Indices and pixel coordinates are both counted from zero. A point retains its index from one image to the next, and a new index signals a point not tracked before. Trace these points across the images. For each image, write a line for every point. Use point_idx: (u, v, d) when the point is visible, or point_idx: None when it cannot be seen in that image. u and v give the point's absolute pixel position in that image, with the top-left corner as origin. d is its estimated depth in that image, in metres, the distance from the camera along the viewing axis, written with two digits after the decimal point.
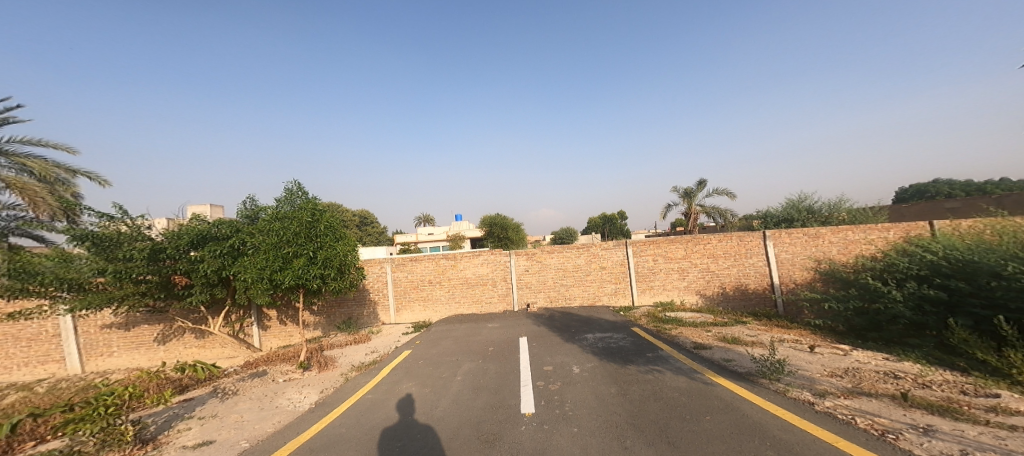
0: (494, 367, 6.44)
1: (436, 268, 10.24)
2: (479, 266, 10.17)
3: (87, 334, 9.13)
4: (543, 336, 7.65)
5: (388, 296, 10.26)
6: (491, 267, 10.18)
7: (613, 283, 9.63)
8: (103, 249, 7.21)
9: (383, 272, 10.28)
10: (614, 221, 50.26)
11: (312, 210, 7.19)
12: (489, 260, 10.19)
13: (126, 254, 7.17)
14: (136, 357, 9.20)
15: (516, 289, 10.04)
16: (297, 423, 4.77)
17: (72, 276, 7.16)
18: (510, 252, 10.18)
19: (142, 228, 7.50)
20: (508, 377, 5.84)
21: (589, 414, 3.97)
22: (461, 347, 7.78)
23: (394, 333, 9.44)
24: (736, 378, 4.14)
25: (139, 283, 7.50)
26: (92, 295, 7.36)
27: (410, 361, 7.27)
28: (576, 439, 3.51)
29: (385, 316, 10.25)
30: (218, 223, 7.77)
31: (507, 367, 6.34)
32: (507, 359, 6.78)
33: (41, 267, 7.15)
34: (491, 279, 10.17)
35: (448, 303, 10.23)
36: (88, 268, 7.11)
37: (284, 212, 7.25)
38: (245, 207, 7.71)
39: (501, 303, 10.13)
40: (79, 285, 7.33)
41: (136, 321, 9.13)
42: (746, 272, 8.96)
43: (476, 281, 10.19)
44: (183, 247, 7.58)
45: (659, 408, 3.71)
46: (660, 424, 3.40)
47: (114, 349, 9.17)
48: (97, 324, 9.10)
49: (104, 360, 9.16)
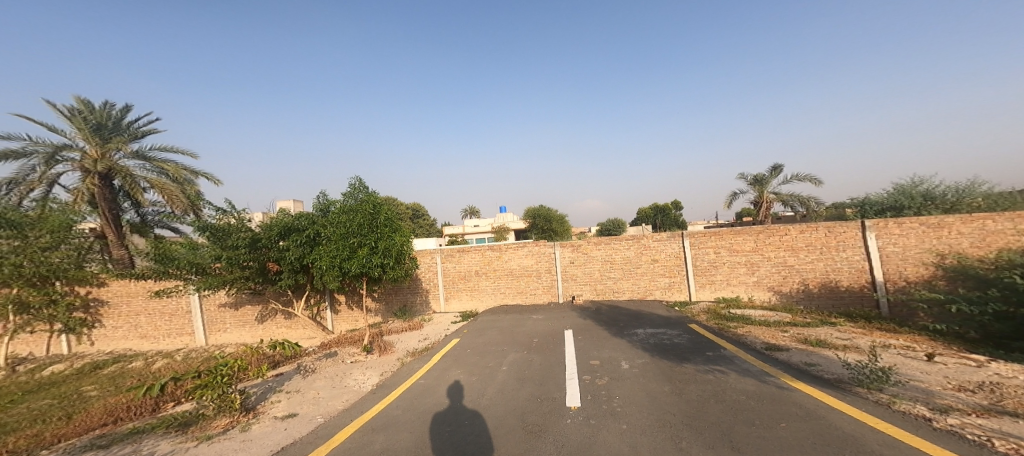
0: (539, 359, 6.44)
1: (483, 259, 10.37)
2: (523, 258, 10.18)
3: (209, 311, 10.15)
4: (589, 329, 7.56)
5: (438, 285, 10.52)
6: (535, 258, 10.15)
7: (667, 276, 9.30)
8: (219, 238, 7.95)
9: (433, 263, 10.55)
10: (665, 213, 48.58)
11: (373, 204, 7.49)
12: (532, 251, 10.16)
13: (237, 241, 7.92)
14: (244, 334, 10.13)
15: (562, 281, 9.96)
16: (361, 403, 5.02)
17: (198, 262, 8.15)
18: (555, 243, 10.09)
19: (246, 220, 8.22)
20: (554, 369, 5.83)
21: (640, 412, 3.86)
22: (507, 338, 7.84)
23: (444, 321, 9.70)
24: (823, 385, 3.84)
25: (243, 269, 8.27)
26: (212, 278, 8.32)
27: (458, 350, 7.41)
28: (624, 436, 3.43)
29: (435, 305, 10.53)
30: (299, 216, 8.23)
31: (552, 359, 6.32)
32: (552, 351, 6.75)
33: (177, 253, 8.37)
34: (535, 270, 10.16)
35: (493, 293, 10.35)
36: (209, 255, 8.00)
37: (349, 205, 7.54)
38: (317, 200, 8.06)
39: (546, 295, 10.09)
40: (204, 269, 8.30)
41: (243, 301, 10.00)
42: (835, 267, 8.25)
43: (521, 273, 10.21)
44: (276, 235, 8.22)
45: (721, 410, 3.53)
46: (723, 427, 3.22)
47: (227, 325, 10.13)
48: (216, 302, 10.06)
49: (221, 335, 10.16)
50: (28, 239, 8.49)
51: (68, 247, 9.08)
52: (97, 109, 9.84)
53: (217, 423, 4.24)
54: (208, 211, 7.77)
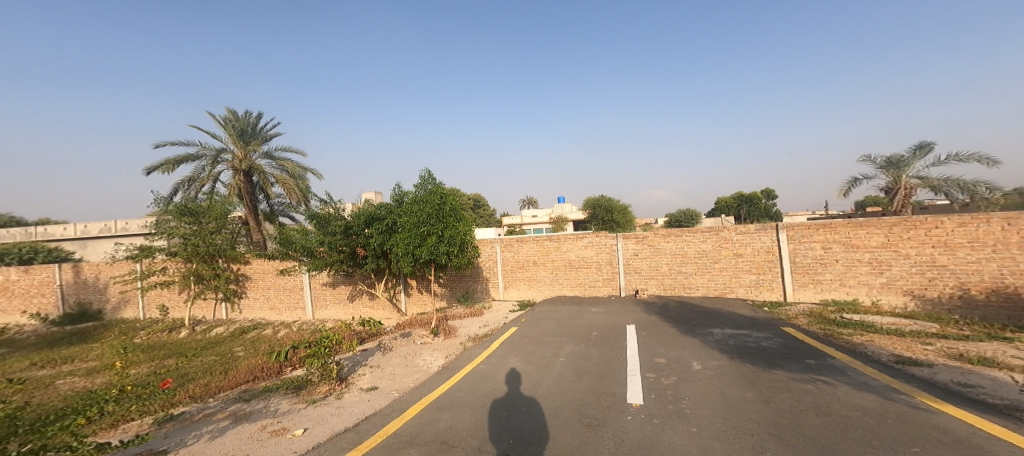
0: (597, 352, 6.26)
1: (541, 249, 10.31)
2: (583, 249, 9.96)
3: (316, 288, 12.98)
4: (653, 325, 7.24)
5: (498, 274, 10.63)
6: (596, 249, 9.88)
7: (753, 273, 8.54)
8: (324, 225, 9.73)
9: (493, 252, 10.66)
10: (754, 201, 45.29)
11: (440, 195, 7.67)
12: (593, 243, 9.90)
13: (336, 228, 9.66)
14: (339, 309, 12.86)
15: (624, 274, 9.62)
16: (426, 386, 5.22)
17: (309, 244, 9.97)
18: (617, 235, 9.74)
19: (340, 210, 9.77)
20: (613, 364, 5.64)
21: (712, 416, 3.59)
22: (564, 329, 7.74)
23: (504, 309, 9.79)
24: (982, 410, 3.30)
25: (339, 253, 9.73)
26: (320, 259, 10.03)
27: (516, 338, 7.44)
28: (693, 439, 3.21)
29: (495, 292, 10.69)
30: (380, 206, 9.19)
31: (611, 354, 6.11)
32: (611, 345, 6.53)
33: (297, 237, 10.28)
34: (594, 261, 9.91)
35: (551, 284, 10.25)
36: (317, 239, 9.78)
37: (419, 196, 7.85)
38: (392, 191, 8.62)
39: (606, 287, 9.81)
40: (314, 251, 10.08)
41: (338, 282, 12.63)
42: (1020, 270, 6.45)
43: (580, 264, 10.01)
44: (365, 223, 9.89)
45: (819, 424, 3.18)
46: (821, 443, 2.89)
47: (327, 302, 12.96)
48: (320, 282, 12.84)
49: (323, 309, 13.04)
50: (202, 224, 12.48)
51: (225, 232, 13.05)
52: (241, 121, 14.51)
53: (320, 388, 5.64)
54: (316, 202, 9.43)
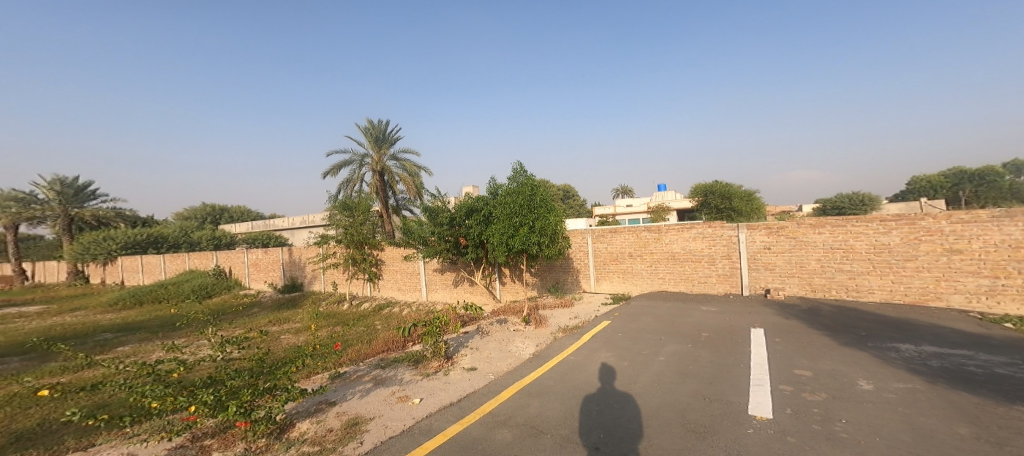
0: (706, 356, 5.86)
1: (638, 240, 9.88)
2: (690, 241, 9.19)
3: (430, 276, 17.52)
4: (787, 331, 6.38)
5: (589, 265, 10.61)
6: (707, 242, 9.01)
7: (988, 276, 6.56)
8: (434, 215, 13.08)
9: (584, 243, 10.65)
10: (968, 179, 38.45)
11: (531, 188, 9.10)
12: (704, 235, 9.04)
13: (444, 218, 12.89)
14: (448, 293, 17.06)
15: (750, 271, 8.57)
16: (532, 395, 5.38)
17: (422, 233, 13.55)
18: (738, 225, 8.71)
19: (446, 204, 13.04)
20: (728, 371, 5.24)
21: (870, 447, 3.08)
22: (665, 328, 7.42)
23: (595, 302, 9.82)
24: None
25: (446, 241, 12.89)
26: (432, 247, 13.38)
27: (609, 332, 7.42)
28: None
29: (586, 283, 10.71)
30: (477, 200, 11.85)
31: (724, 359, 5.66)
32: (724, 350, 6.03)
33: (416, 228, 13.85)
34: (702, 255, 9.11)
35: (650, 277, 9.75)
36: (430, 229, 13.22)
37: (512, 189, 9.47)
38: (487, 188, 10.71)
39: (723, 285, 8.88)
40: (427, 239, 13.52)
41: (447, 269, 16.71)
42: None
43: (687, 257, 9.26)
44: (467, 214, 12.55)
45: None
46: None
47: (438, 286, 17.40)
48: (435, 270, 17.27)
49: (436, 293, 17.56)
50: (355, 217, 18.39)
51: (368, 224, 18.97)
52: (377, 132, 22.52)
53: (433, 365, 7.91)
54: (428, 198, 12.81)
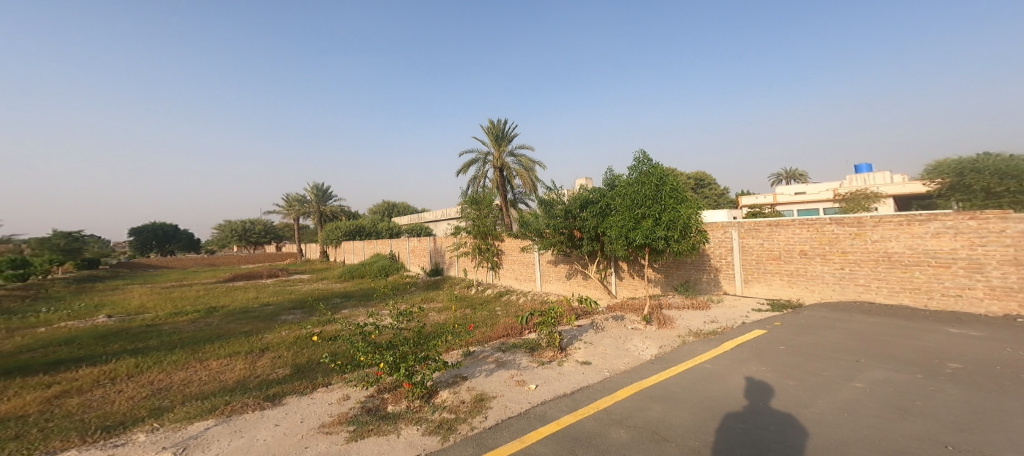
0: (929, 390, 4.58)
1: (817, 236, 8.39)
2: (920, 238, 7.18)
3: (544, 266, 17.01)
4: None
5: (733, 264, 9.66)
6: (965, 240, 6.77)
7: None
8: (549, 208, 12.34)
9: (726, 237, 9.76)
10: None
11: (658, 177, 8.56)
12: (954, 231, 6.85)
13: (558, 212, 11.96)
14: (562, 284, 16.21)
15: None
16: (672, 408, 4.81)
17: (535, 226, 12.81)
18: None
19: (560, 196, 12.30)
20: (967, 415, 3.95)
21: None
22: (855, 344, 6.24)
23: (739, 307, 8.87)
24: None
25: (560, 234, 12.18)
26: (546, 240, 12.61)
27: (767, 344, 6.78)
28: None
29: (729, 286, 9.72)
30: (593, 191, 11.17)
31: (957, 397, 4.33)
32: (967, 387, 4.54)
33: (530, 220, 13.27)
34: (948, 258, 6.93)
35: (830, 284, 8.24)
36: (544, 222, 12.43)
37: (633, 179, 8.99)
38: (606, 177, 10.22)
39: (996, 302, 6.54)
40: (540, 232, 12.81)
41: (560, 260, 15.90)
42: None
43: (913, 260, 7.27)
44: (584, 207, 11.55)
45: None
46: None
47: (551, 278, 16.65)
48: (548, 260, 16.57)
49: (549, 284, 16.77)
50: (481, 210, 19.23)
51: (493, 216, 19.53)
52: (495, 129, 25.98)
53: (547, 353, 7.59)
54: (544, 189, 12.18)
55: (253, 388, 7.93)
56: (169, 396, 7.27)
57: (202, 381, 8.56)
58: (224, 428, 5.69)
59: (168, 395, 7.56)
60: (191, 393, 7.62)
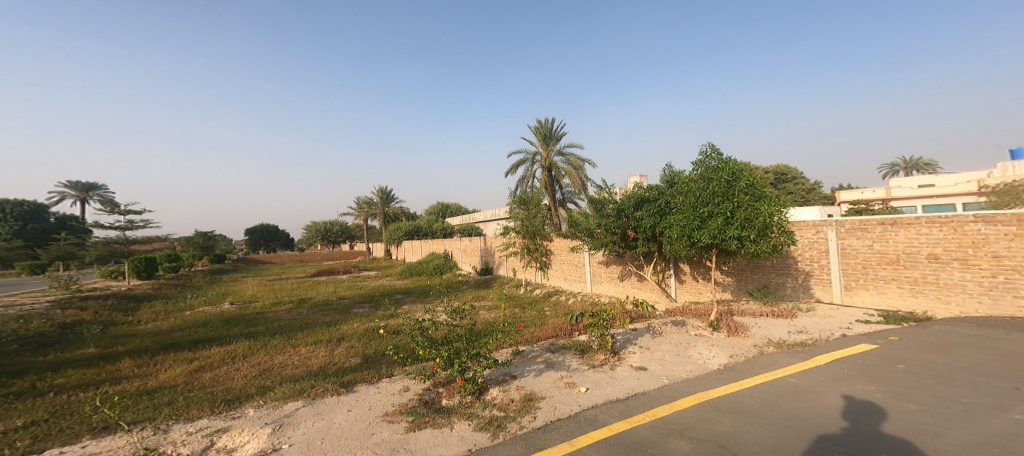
0: None
1: (955, 237, 6.49)
2: None
3: (593, 266, 15.87)
4: None
5: (828, 267, 7.83)
6: None
7: None
8: (599, 208, 11.12)
9: (821, 238, 7.89)
10: None
11: (730, 171, 7.41)
12: None
13: (610, 210, 10.78)
14: (612, 286, 14.78)
15: None
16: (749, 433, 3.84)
17: (585, 226, 11.75)
18: None
19: (611, 195, 11.09)
20: None
21: None
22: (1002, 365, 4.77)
23: (834, 315, 7.30)
24: None
25: (612, 234, 10.90)
26: (596, 240, 11.48)
27: (874, 360, 5.45)
28: None
29: (823, 293, 7.93)
30: (650, 188, 9.73)
31: None
32: None
33: (579, 220, 12.28)
34: None
35: (969, 295, 6.42)
36: (593, 222, 11.31)
37: (699, 175, 7.91)
38: (665, 173, 9.18)
39: None
40: (590, 233, 11.72)
41: (610, 261, 14.70)
42: None
43: None
44: (638, 206, 10.18)
45: None
46: None
47: (602, 279, 15.48)
48: (597, 260, 15.38)
49: (598, 285, 15.56)
50: (528, 209, 18.73)
51: (542, 215, 18.84)
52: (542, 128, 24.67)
53: (598, 356, 6.75)
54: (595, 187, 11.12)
55: (330, 374, 8.07)
56: (271, 378, 7.84)
57: (295, 364, 9.08)
58: (308, 410, 5.78)
59: (269, 376, 8.14)
60: (290, 373, 8.24)
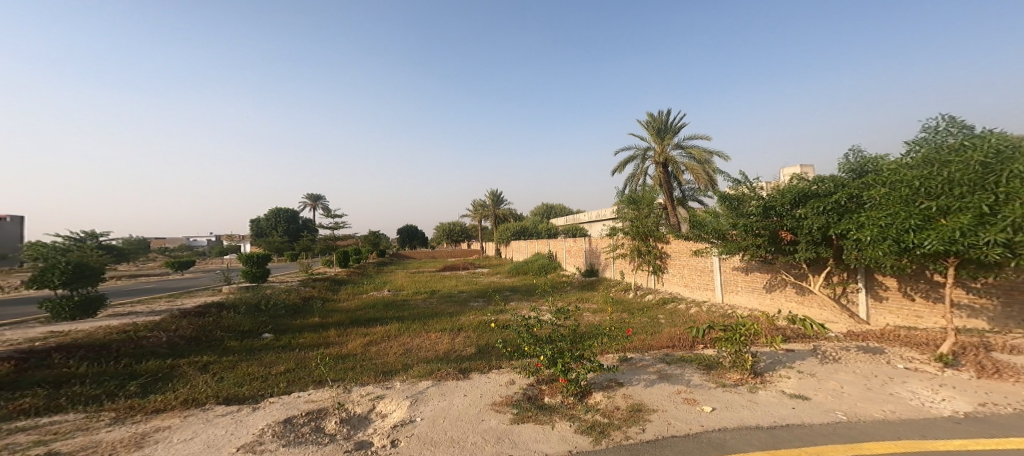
0: None
1: None
2: None
3: (726, 271, 13.33)
4: None
5: None
6: None
7: None
8: (735, 207, 8.93)
9: None
10: None
11: (1003, 143, 4.32)
12: None
13: (750, 209, 8.44)
14: (751, 298, 12.21)
15: None
16: None
17: (718, 227, 9.50)
18: None
19: (757, 190, 8.60)
20: None
21: None
22: None
23: None
24: None
25: (756, 236, 8.54)
26: (729, 244, 9.17)
27: None
28: None
29: None
30: (820, 181, 7.45)
31: None
32: None
33: (708, 220, 9.88)
34: None
35: None
36: (726, 222, 9.04)
37: (928, 156, 4.84)
38: (855, 161, 7.09)
39: None
40: (724, 235, 9.56)
41: (751, 268, 12.13)
42: None
43: None
44: (799, 202, 7.71)
45: None
46: None
47: (738, 288, 12.75)
48: (730, 265, 12.96)
49: (732, 295, 13.02)
50: (640, 210, 17.17)
51: (653, 217, 17.12)
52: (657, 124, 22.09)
53: (733, 376, 5.71)
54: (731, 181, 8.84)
55: (449, 361, 9.23)
56: (411, 358, 9.46)
57: (428, 347, 10.74)
58: (436, 389, 6.48)
59: (410, 356, 9.81)
60: (424, 355, 9.81)
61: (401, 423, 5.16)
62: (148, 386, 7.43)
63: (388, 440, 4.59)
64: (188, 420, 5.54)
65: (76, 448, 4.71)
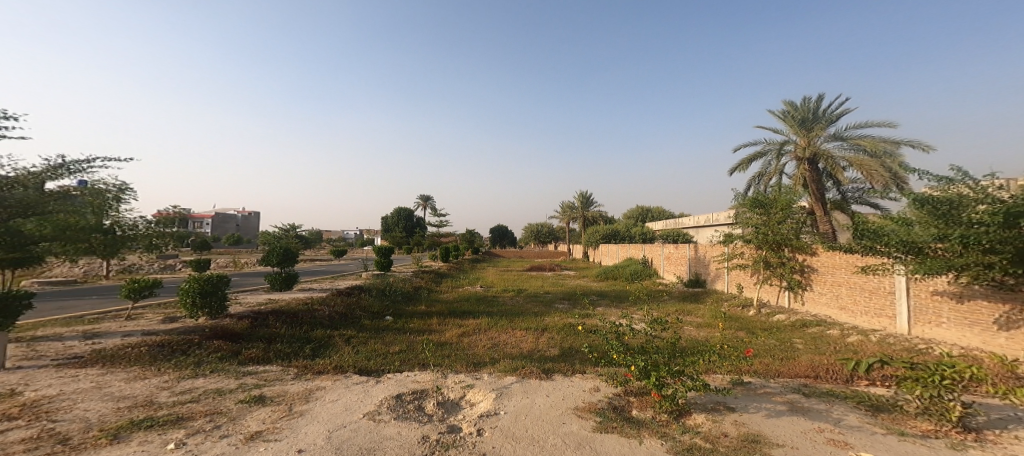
0: None
1: None
2: None
3: (918, 297, 7.39)
4: None
5: None
6: None
7: None
8: (943, 211, 5.72)
9: None
10: None
11: None
12: None
13: (976, 214, 5.34)
14: (970, 338, 6.54)
15: None
16: None
17: (910, 238, 6.10)
18: None
19: (992, 189, 5.49)
20: None
21: None
22: None
23: None
24: None
25: (990, 253, 5.31)
26: (929, 261, 5.84)
27: None
28: None
29: None
30: None
31: None
32: None
33: (886, 228, 6.61)
34: None
35: None
36: (928, 233, 5.82)
37: None
38: None
39: None
40: (920, 249, 6.10)
41: (973, 293, 6.50)
42: None
43: None
44: None
45: None
46: None
47: (945, 321, 6.94)
48: (929, 289, 7.17)
49: (932, 330, 7.11)
50: (770, 215, 11.28)
51: (792, 222, 11.11)
52: (800, 108, 13.88)
53: (920, 426, 4.08)
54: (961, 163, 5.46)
55: (536, 359, 7.77)
56: (498, 353, 8.25)
57: (515, 345, 9.14)
58: (521, 386, 6.01)
59: (497, 351, 8.53)
60: (510, 351, 8.51)
61: (487, 413, 4.98)
62: (316, 350, 8.09)
63: (475, 428, 4.52)
64: (336, 384, 5.98)
65: (277, 393, 5.42)
